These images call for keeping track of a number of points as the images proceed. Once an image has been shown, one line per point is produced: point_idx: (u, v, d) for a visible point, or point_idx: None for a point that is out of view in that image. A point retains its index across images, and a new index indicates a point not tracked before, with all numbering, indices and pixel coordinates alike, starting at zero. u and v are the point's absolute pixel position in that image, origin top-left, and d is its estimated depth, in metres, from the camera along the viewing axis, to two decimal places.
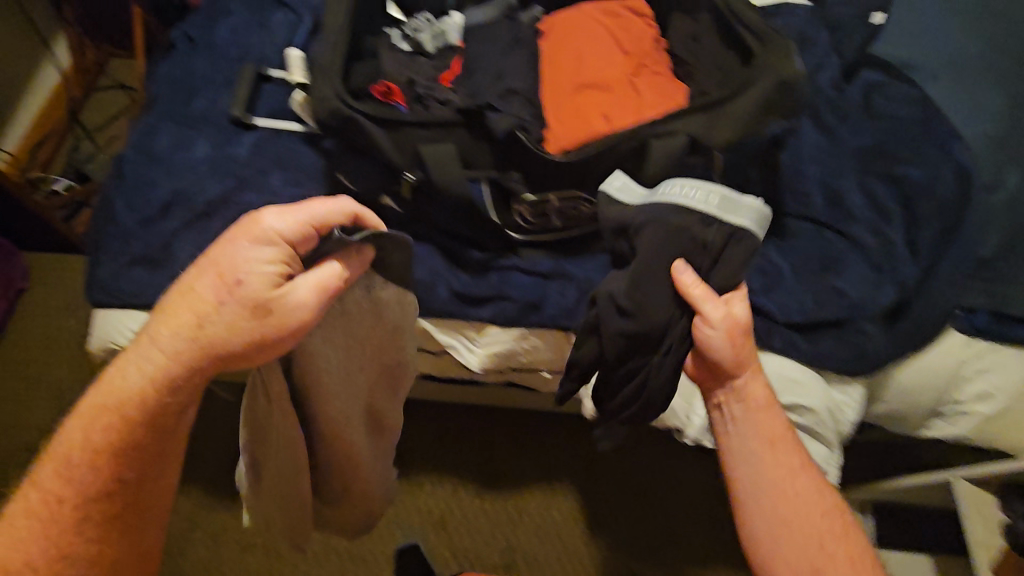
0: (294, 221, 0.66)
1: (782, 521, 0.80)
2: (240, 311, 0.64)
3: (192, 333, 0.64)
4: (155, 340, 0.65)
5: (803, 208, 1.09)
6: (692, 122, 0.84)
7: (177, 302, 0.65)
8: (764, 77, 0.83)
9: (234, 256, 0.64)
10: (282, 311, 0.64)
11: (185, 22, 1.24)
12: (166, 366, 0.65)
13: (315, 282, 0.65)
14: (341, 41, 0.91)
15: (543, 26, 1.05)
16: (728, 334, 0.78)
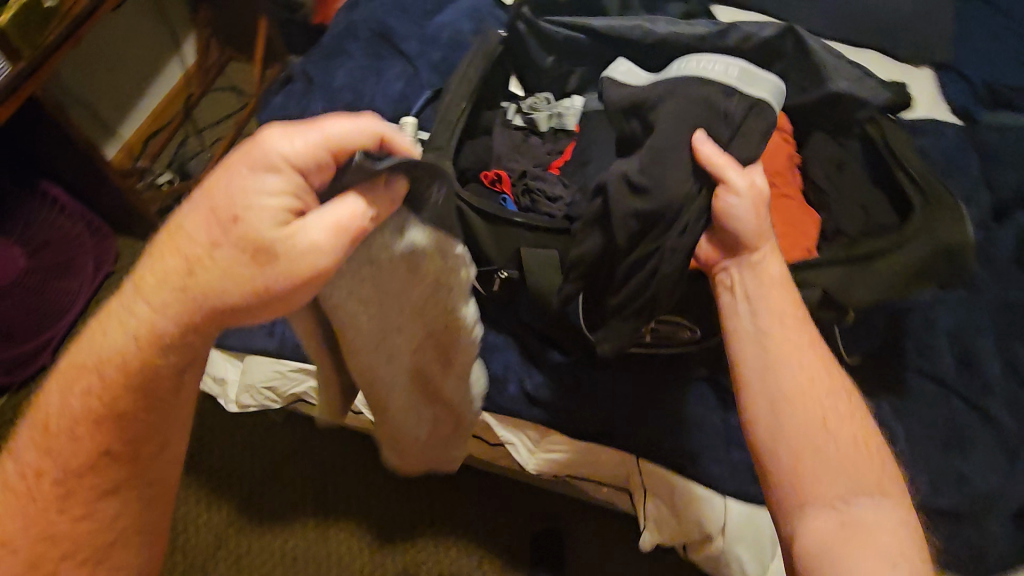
0: (304, 144, 0.55)
1: (809, 434, 0.66)
2: (234, 254, 0.55)
3: (184, 284, 0.56)
4: (145, 288, 0.58)
5: (930, 366, 0.95)
6: (833, 276, 0.74)
7: (167, 243, 0.58)
8: (925, 239, 0.73)
9: (231, 192, 0.54)
10: (283, 251, 0.54)
11: (307, 58, 1.25)
12: (156, 315, 0.58)
13: (327, 216, 0.54)
14: (459, 120, 0.86)
15: None
16: (753, 200, 0.71)
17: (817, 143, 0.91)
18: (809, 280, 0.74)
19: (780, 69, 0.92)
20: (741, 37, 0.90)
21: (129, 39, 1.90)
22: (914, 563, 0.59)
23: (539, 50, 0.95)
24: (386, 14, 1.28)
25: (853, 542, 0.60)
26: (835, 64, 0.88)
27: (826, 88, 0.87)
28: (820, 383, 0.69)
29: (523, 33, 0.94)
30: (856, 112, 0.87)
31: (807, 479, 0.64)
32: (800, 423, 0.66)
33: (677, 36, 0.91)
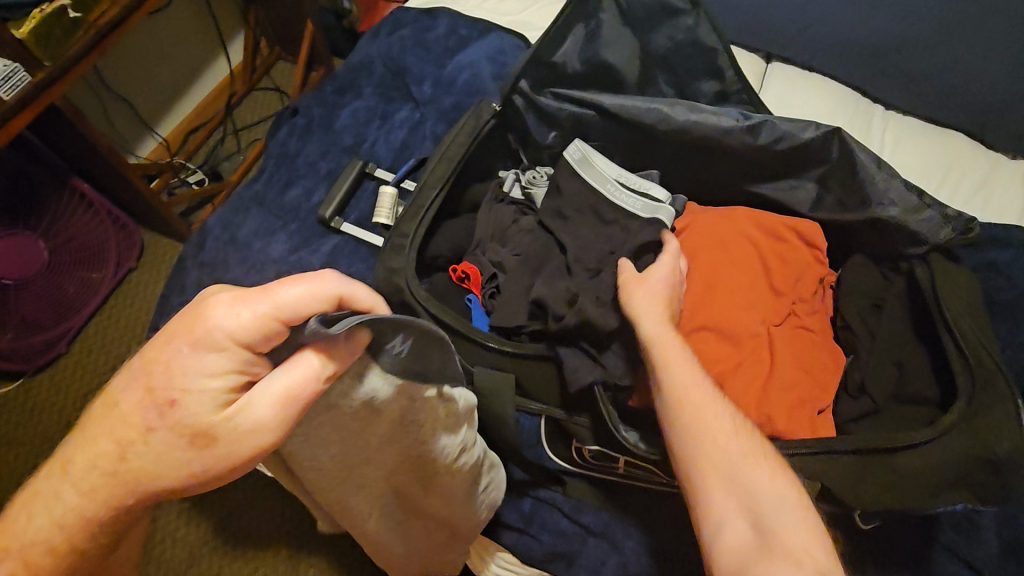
0: (252, 314, 0.39)
1: (708, 431, 0.59)
2: (172, 442, 0.37)
3: (99, 485, 0.38)
4: (51, 493, 0.38)
5: (965, 546, 0.79)
6: (839, 469, 0.60)
7: (92, 422, 0.39)
8: (965, 439, 0.58)
9: (167, 365, 0.38)
10: (234, 435, 0.38)
11: (316, 90, 1.19)
12: (58, 528, 0.38)
13: (278, 394, 0.39)
14: (432, 204, 0.76)
15: (681, 223, 0.84)
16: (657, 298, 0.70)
17: (856, 270, 0.77)
18: (809, 468, 0.60)
19: (820, 175, 0.78)
20: (773, 137, 0.76)
21: (173, 36, 1.89)
22: (812, 554, 0.51)
23: (540, 126, 0.85)
24: (403, 50, 1.19)
25: (768, 551, 0.51)
26: (885, 184, 0.72)
27: (869, 211, 0.73)
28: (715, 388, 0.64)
29: (519, 107, 0.84)
30: (908, 246, 0.72)
31: (707, 475, 0.58)
32: (697, 417, 0.60)
33: (701, 127, 0.78)
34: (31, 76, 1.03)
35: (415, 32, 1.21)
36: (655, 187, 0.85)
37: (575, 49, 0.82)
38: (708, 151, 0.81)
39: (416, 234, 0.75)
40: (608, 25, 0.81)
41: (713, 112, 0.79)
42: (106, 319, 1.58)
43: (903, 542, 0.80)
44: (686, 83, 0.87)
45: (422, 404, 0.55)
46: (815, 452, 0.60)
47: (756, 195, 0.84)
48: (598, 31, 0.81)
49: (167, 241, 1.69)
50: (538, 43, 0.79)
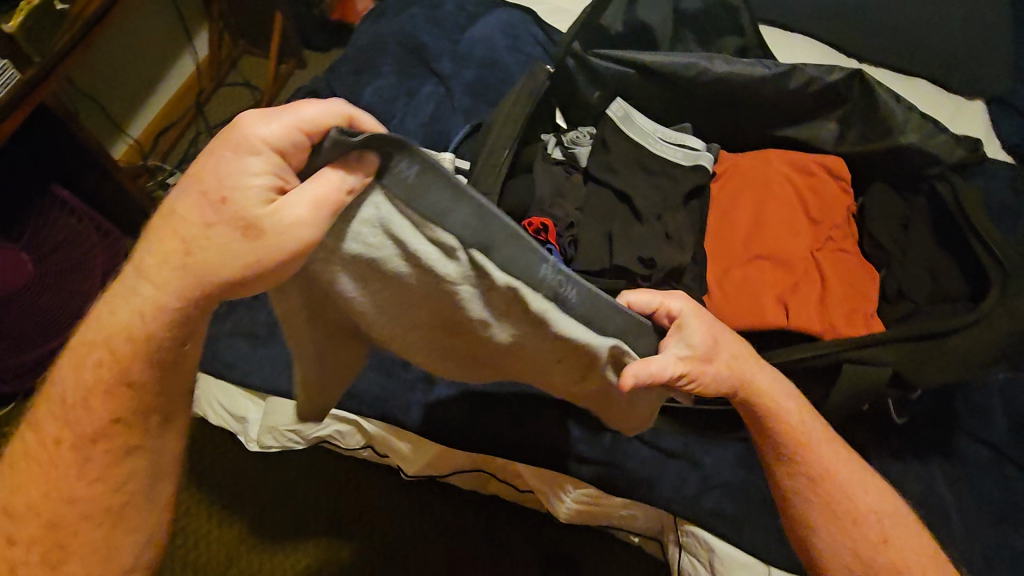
0: (281, 123, 0.46)
1: (831, 485, 0.66)
2: (228, 234, 0.46)
3: (177, 279, 0.48)
4: (135, 290, 0.50)
5: (983, 430, 0.91)
6: (902, 354, 0.69)
7: (161, 224, 0.49)
8: (1006, 319, 0.68)
9: (221, 166, 0.46)
10: (273, 232, 0.45)
11: (333, 73, 1.20)
12: (147, 324, 0.50)
13: (312, 197, 0.44)
14: (505, 162, 0.81)
15: (720, 167, 0.92)
16: (711, 360, 0.59)
17: (879, 195, 0.87)
18: (877, 359, 0.69)
19: (841, 116, 0.88)
20: (802, 82, 0.85)
21: (140, 29, 1.81)
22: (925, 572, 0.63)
23: (587, 86, 0.91)
24: (417, 29, 1.22)
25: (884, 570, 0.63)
26: (904, 115, 0.83)
27: (893, 141, 0.83)
28: (826, 438, 0.67)
29: (571, 69, 0.89)
30: (925, 167, 0.83)
31: (830, 535, 0.65)
32: (825, 482, 0.66)
33: (738, 77, 0.86)
34: (23, 71, 0.95)
35: (425, 11, 1.24)
36: (691, 137, 0.91)
37: (617, 14, 0.91)
38: (742, 100, 0.89)
39: (495, 191, 0.79)
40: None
41: (746, 64, 0.87)
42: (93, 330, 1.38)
43: (935, 432, 0.91)
44: (711, 41, 0.95)
45: (490, 296, 0.52)
46: (883, 344, 0.70)
47: (783, 139, 0.92)
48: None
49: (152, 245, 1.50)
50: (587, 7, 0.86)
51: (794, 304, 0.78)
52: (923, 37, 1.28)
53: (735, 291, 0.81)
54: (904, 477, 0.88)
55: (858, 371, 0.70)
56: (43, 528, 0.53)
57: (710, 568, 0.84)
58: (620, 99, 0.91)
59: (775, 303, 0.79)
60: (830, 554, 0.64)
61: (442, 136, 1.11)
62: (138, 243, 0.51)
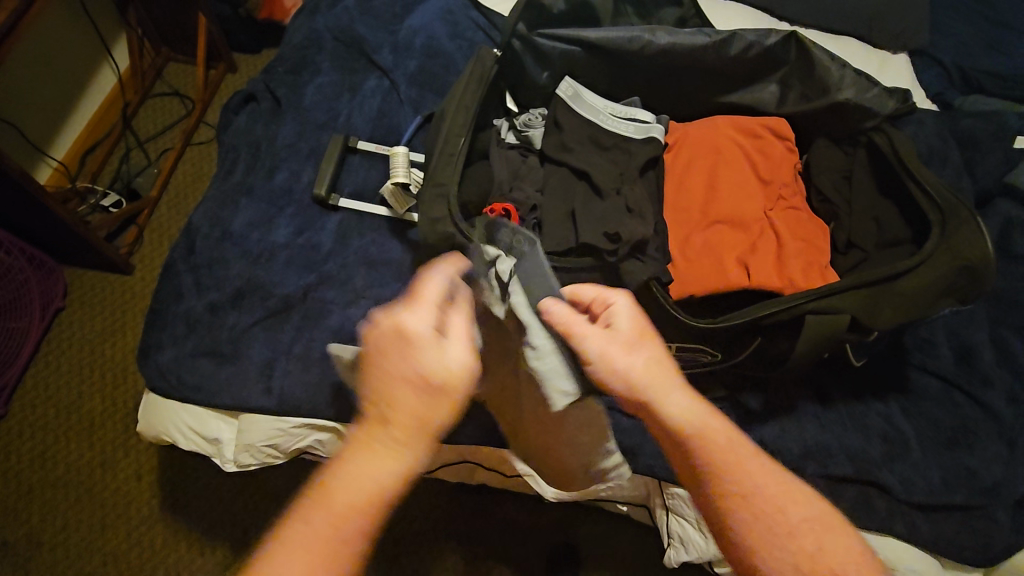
0: (430, 301, 0.57)
1: (761, 506, 0.59)
2: (414, 388, 0.52)
3: (384, 460, 0.50)
4: (327, 493, 0.49)
5: (931, 362, 0.98)
6: (856, 301, 0.73)
7: (378, 409, 0.52)
8: (945, 256, 0.73)
9: (403, 357, 0.53)
10: (463, 379, 0.54)
11: (270, 74, 1.15)
12: (321, 535, 0.47)
13: (442, 312, 0.57)
14: (462, 150, 0.80)
15: (671, 138, 0.94)
16: (626, 350, 0.63)
17: (822, 150, 0.90)
18: (835, 308, 0.73)
19: (780, 77, 0.91)
20: (742, 47, 0.87)
21: (54, 44, 1.70)
22: None
23: (534, 67, 0.91)
24: (353, 22, 1.19)
25: None
26: (839, 73, 0.86)
27: (830, 98, 0.86)
28: (756, 459, 0.61)
29: (517, 51, 0.89)
30: (863, 121, 0.86)
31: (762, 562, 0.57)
32: (752, 501, 0.59)
33: (681, 47, 0.88)
34: None
35: (360, 2, 1.21)
36: (640, 111, 0.93)
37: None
38: (687, 69, 0.91)
39: (454, 181, 0.78)
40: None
41: (687, 33, 0.88)
42: (44, 366, 1.39)
43: (889, 369, 0.97)
44: (651, 13, 0.96)
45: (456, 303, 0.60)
46: (838, 293, 0.73)
47: (728, 104, 0.95)
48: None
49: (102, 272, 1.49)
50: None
51: (753, 263, 0.81)
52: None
53: (697, 256, 0.83)
54: (867, 416, 0.93)
55: (821, 322, 0.72)
56: None
57: (698, 524, 0.88)
58: (569, 78, 0.92)
59: (735, 264, 0.81)
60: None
61: (392, 130, 1.09)
62: (323, 469, 0.51)
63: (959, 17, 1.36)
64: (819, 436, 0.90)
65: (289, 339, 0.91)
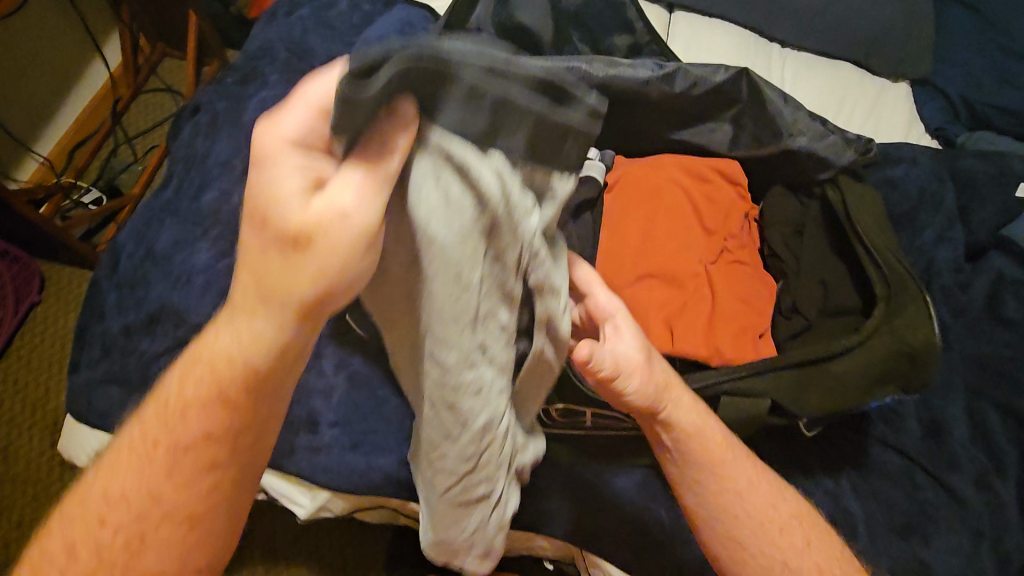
0: (301, 114, 0.42)
1: (745, 501, 0.64)
2: (279, 250, 0.43)
3: (253, 328, 0.46)
4: (201, 375, 0.49)
5: (893, 435, 0.88)
6: (780, 383, 0.65)
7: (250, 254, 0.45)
8: (885, 338, 0.65)
9: (261, 188, 0.42)
10: (325, 230, 0.42)
11: (217, 84, 1.11)
12: (193, 428, 0.49)
13: (354, 186, 0.41)
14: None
15: (612, 177, 0.86)
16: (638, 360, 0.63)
17: (777, 199, 0.82)
18: (755, 389, 0.65)
19: (734, 116, 0.81)
20: (687, 84, 0.78)
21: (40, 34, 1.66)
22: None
23: None
24: (305, 33, 1.14)
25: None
26: (794, 117, 0.76)
27: (783, 144, 0.77)
28: (745, 463, 0.65)
29: None
30: (816, 172, 0.77)
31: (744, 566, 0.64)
32: (744, 502, 0.64)
33: (619, 81, 0.79)
34: None
35: (314, 11, 1.15)
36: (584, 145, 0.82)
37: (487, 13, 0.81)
38: (630, 103, 0.82)
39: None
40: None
41: (630, 63, 0.79)
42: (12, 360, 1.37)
43: (845, 441, 0.88)
44: (599, 39, 0.88)
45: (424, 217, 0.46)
46: (763, 373, 0.66)
47: (678, 142, 0.86)
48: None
49: (73, 268, 1.47)
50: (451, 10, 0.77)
51: (679, 326, 0.74)
52: (845, 17, 1.22)
53: None
54: (812, 492, 0.85)
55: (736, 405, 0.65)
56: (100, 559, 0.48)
57: None
58: None
59: (661, 325, 0.74)
60: (735, 559, 0.63)
61: None
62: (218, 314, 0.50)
63: (974, 44, 1.23)
64: None
65: None
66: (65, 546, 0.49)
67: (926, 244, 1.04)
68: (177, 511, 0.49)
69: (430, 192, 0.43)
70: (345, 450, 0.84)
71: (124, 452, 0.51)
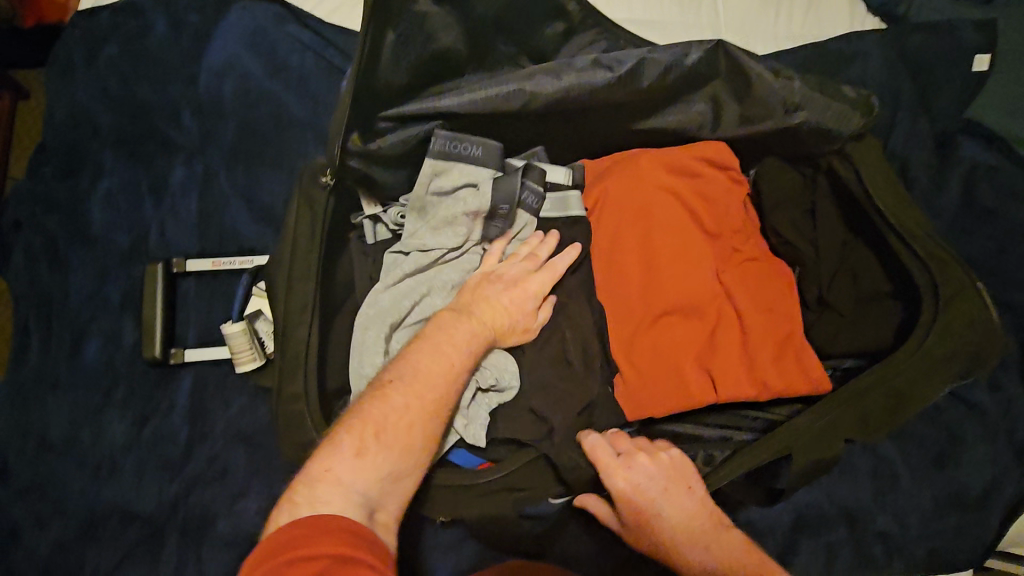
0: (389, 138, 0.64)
1: None
2: (522, 275, 0.66)
3: (503, 304, 0.62)
4: (466, 329, 0.58)
5: None
6: (847, 422, 0.60)
7: (514, 281, 0.64)
8: (946, 339, 0.59)
9: (508, 271, 0.65)
10: (521, 277, 0.65)
11: (37, 183, 0.82)
12: (463, 354, 0.57)
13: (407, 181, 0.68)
14: (310, 345, 0.60)
15: (591, 198, 0.73)
16: (668, 501, 0.59)
17: (773, 172, 0.73)
18: (820, 437, 0.60)
19: (710, 92, 0.69)
20: (657, 74, 0.65)
21: None
22: None
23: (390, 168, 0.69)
24: (126, 80, 0.84)
25: None
26: (787, 88, 0.66)
27: (779, 121, 0.67)
28: (708, 525, 0.59)
29: (360, 168, 0.63)
30: (819, 145, 0.69)
31: None
32: None
33: (579, 92, 0.65)
34: None
35: (126, 47, 0.84)
36: (551, 168, 0.72)
37: (399, 58, 0.61)
38: (585, 111, 0.69)
39: (310, 391, 0.59)
40: (428, 18, 0.61)
41: (584, 67, 0.65)
42: None
43: None
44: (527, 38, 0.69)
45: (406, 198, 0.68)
46: (832, 417, 0.61)
47: (649, 132, 0.72)
48: (416, 28, 0.61)
49: None
50: (356, 63, 0.58)
51: (717, 368, 0.66)
52: None
53: (649, 367, 0.67)
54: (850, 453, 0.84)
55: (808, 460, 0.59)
56: (390, 424, 0.50)
57: None
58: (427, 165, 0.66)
59: (698, 372, 0.66)
60: None
61: (226, 235, 0.81)
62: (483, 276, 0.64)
63: None
64: (808, 498, 0.81)
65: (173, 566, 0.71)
66: (357, 451, 0.49)
67: (895, 147, 0.98)
68: (426, 428, 0.52)
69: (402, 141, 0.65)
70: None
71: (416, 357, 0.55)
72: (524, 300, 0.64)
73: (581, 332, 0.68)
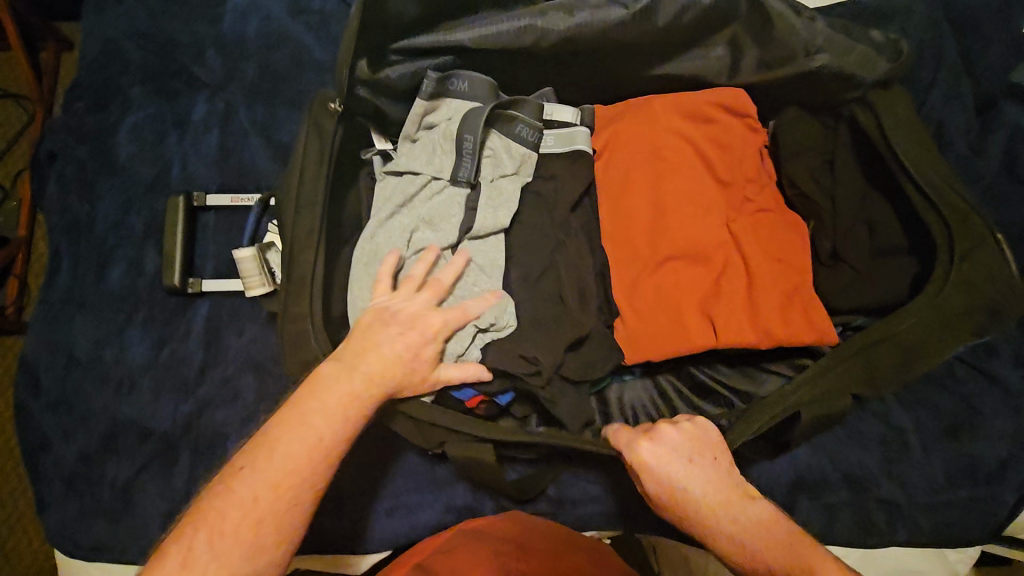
0: (401, 67, 0.66)
1: None
2: (427, 312, 0.60)
3: (384, 347, 0.56)
4: (347, 385, 0.52)
5: None
6: (851, 374, 0.60)
7: (385, 328, 0.57)
8: (958, 292, 0.57)
9: (397, 310, 0.59)
10: (422, 315, 0.60)
11: (69, 115, 0.85)
12: (332, 425, 0.50)
13: (418, 117, 0.68)
14: (315, 272, 0.62)
15: (601, 141, 0.72)
16: (685, 468, 0.57)
17: (792, 121, 0.70)
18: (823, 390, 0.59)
19: (729, 36, 0.66)
20: (673, 13, 0.63)
21: None
22: None
23: (400, 104, 0.69)
24: (155, 17, 0.86)
25: None
26: (808, 30, 0.64)
27: (798, 66, 0.65)
28: (732, 500, 0.55)
29: (367, 96, 0.65)
30: (841, 92, 0.66)
31: None
32: None
33: (591, 29, 0.64)
34: None
35: None
36: (560, 109, 0.72)
37: None
38: (599, 52, 0.67)
39: (315, 315, 0.61)
40: None
41: (598, 4, 0.64)
42: None
43: None
44: None
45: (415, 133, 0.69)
46: (831, 374, 0.60)
47: (662, 77, 0.71)
48: None
49: None
50: None
51: (719, 315, 0.65)
52: None
53: (649, 312, 0.67)
54: (860, 418, 0.83)
55: (811, 413, 0.59)
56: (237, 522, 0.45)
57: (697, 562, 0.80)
58: (437, 99, 0.67)
59: (699, 318, 0.65)
60: None
61: (245, 172, 0.83)
62: (360, 321, 0.58)
63: None
64: (810, 459, 0.80)
65: (185, 480, 0.75)
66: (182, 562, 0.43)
67: (933, 110, 0.93)
68: (287, 509, 0.47)
69: (414, 75, 0.66)
70: (374, 520, 0.75)
71: (267, 435, 0.49)
72: (412, 347, 0.57)
73: (584, 275, 0.68)
